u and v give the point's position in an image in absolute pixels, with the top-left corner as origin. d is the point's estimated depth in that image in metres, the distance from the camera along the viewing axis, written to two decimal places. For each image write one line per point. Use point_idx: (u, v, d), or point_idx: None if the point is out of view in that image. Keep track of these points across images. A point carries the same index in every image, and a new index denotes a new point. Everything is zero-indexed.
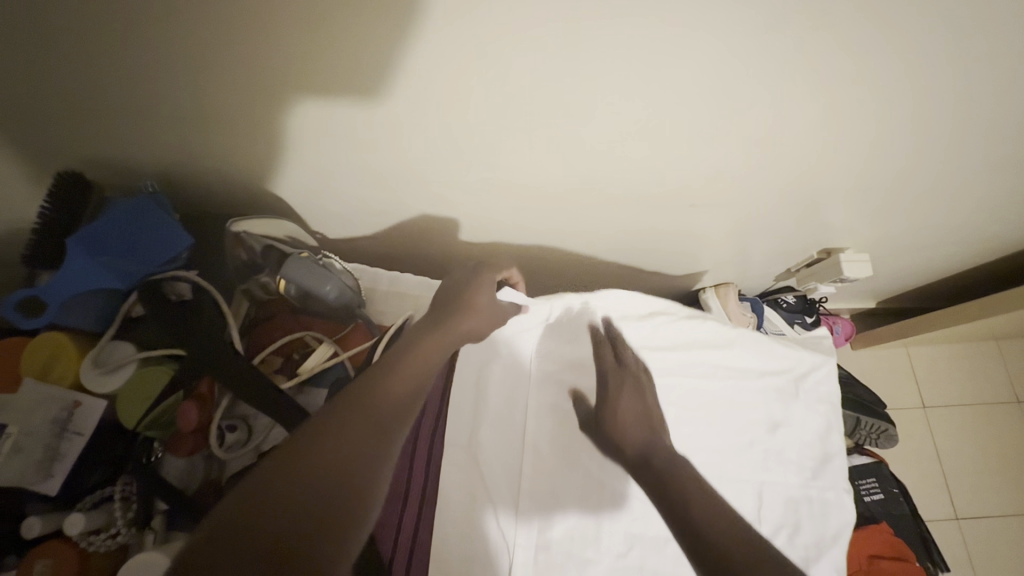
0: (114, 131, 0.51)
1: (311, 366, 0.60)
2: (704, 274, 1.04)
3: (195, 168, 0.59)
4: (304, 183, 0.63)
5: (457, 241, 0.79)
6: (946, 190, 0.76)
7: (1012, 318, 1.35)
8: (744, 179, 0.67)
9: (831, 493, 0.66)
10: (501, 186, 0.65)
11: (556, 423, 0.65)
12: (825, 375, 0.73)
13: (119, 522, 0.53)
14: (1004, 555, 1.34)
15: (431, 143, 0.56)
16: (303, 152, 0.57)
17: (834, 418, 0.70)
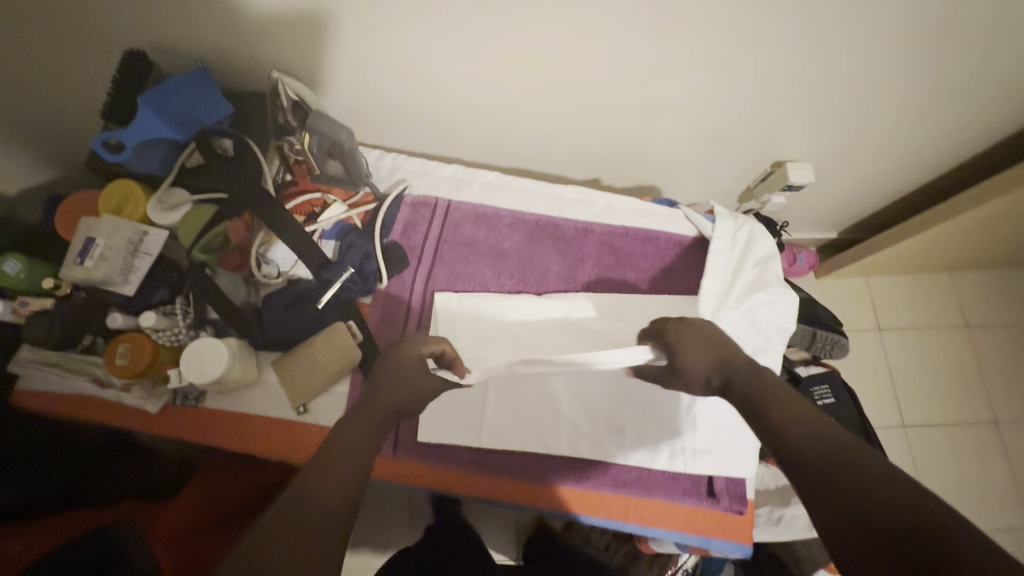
0: (171, 16, 0.66)
1: (328, 218, 0.75)
2: (672, 186, 1.18)
3: (234, 51, 0.73)
4: (323, 64, 0.77)
5: (451, 134, 0.94)
6: (864, 89, 0.89)
7: (960, 247, 1.47)
8: (687, 69, 0.81)
9: (755, 324, 0.73)
10: (483, 70, 0.80)
11: (520, 272, 0.78)
12: (744, 234, 0.79)
13: (180, 323, 0.68)
14: (946, 459, 1.48)
15: (422, 20, 0.70)
16: (322, 32, 0.71)
17: (753, 263, 0.76)
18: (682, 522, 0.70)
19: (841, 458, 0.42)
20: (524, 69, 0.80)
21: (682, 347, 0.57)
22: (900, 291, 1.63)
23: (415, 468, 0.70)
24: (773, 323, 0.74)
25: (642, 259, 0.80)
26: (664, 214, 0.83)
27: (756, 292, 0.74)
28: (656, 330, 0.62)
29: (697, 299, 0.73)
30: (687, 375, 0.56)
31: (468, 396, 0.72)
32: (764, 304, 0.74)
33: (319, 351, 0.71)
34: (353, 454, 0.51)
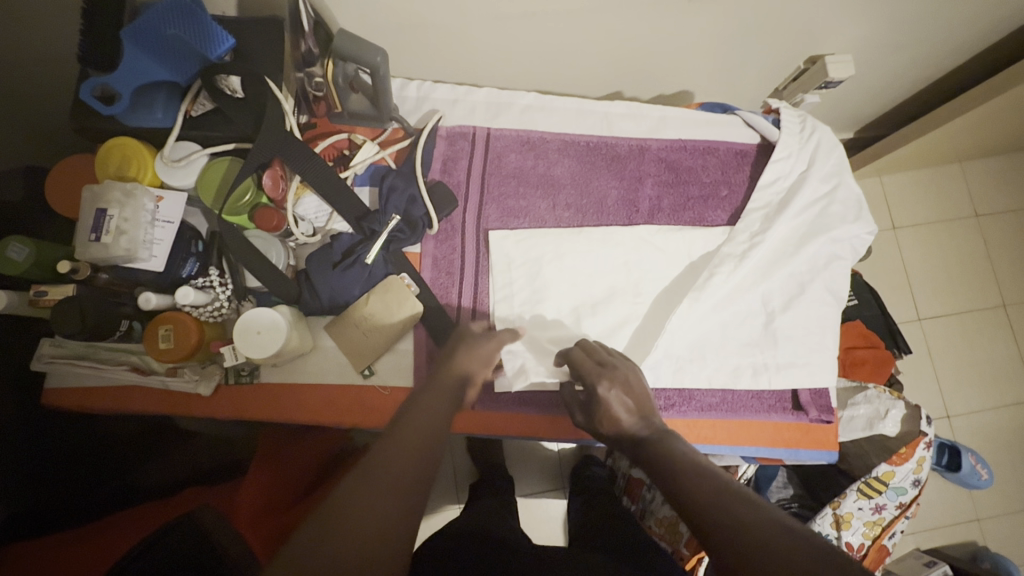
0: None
1: (361, 161, 0.67)
2: (702, 92, 1.10)
3: None
4: None
5: (473, 47, 0.83)
6: None
7: (977, 138, 1.44)
8: None
9: (822, 252, 0.71)
10: None
11: (576, 203, 0.72)
12: (803, 158, 0.73)
13: (221, 296, 0.61)
14: (958, 345, 1.55)
15: None
16: None
17: (817, 189, 0.72)
18: (770, 438, 0.70)
19: (741, 513, 0.44)
20: None
21: (612, 405, 0.57)
22: (914, 186, 1.62)
23: (502, 419, 0.68)
24: (838, 247, 0.72)
25: (703, 172, 0.74)
26: (720, 122, 0.77)
27: (821, 220, 0.71)
28: (584, 367, 0.60)
29: (759, 239, 0.70)
30: (617, 427, 0.56)
31: (546, 337, 0.68)
32: (829, 230, 0.71)
33: (378, 309, 0.65)
34: (414, 443, 0.49)
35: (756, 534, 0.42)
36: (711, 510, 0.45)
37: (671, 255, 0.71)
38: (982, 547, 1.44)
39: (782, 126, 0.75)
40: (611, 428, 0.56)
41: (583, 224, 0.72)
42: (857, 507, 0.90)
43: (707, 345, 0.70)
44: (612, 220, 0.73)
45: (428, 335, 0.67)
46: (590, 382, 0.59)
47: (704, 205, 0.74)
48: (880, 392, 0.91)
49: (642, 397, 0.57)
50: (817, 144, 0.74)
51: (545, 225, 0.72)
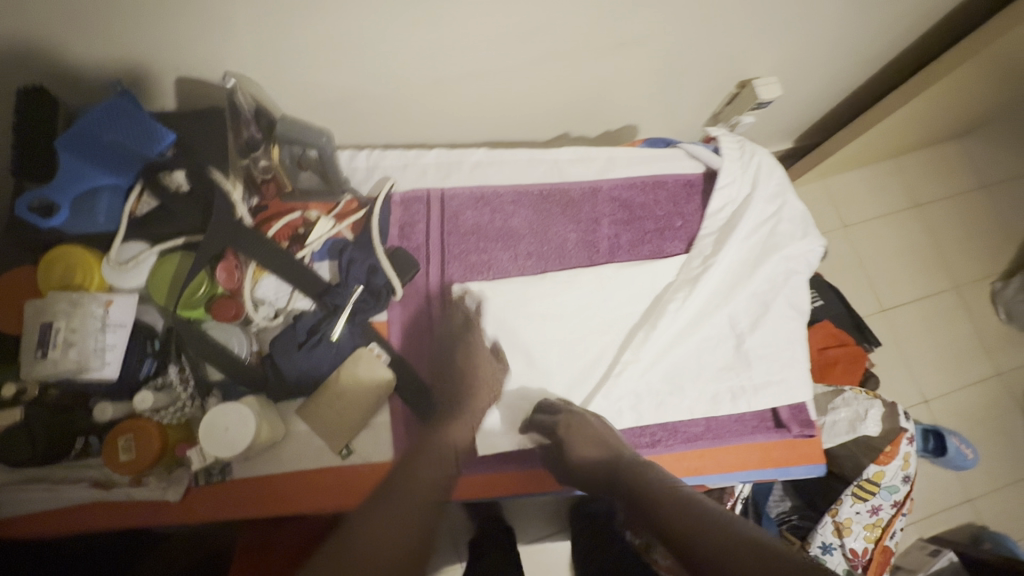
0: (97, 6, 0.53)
1: (316, 238, 0.66)
2: (646, 125, 1.16)
3: (154, 67, 0.62)
4: (260, 67, 0.67)
5: (421, 113, 0.86)
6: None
7: (901, 137, 1.55)
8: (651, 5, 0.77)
9: (777, 271, 0.74)
10: (445, 44, 0.72)
11: (537, 251, 0.73)
12: (746, 183, 0.76)
13: (183, 396, 0.59)
14: (918, 329, 1.63)
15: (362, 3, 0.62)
16: (247, 31, 0.61)
17: (764, 211, 0.75)
18: (759, 459, 0.70)
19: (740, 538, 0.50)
20: (486, 35, 0.73)
21: (578, 449, 0.62)
22: (853, 186, 1.72)
23: (488, 482, 0.66)
24: (792, 264, 0.74)
25: (655, 205, 0.76)
26: (666, 156, 0.79)
27: (771, 241, 0.74)
28: (544, 421, 0.65)
29: (715, 266, 0.72)
30: (587, 472, 0.61)
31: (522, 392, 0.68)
32: (780, 250, 0.73)
33: (350, 385, 0.64)
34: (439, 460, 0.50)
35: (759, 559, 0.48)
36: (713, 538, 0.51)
37: (636, 291, 0.72)
38: (980, 526, 1.47)
39: (722, 154, 0.78)
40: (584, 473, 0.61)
41: (546, 271, 0.73)
42: (855, 511, 0.91)
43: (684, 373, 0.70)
44: (573, 264, 0.73)
45: (406, 405, 0.66)
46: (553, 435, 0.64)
47: (661, 237, 0.76)
48: (857, 393, 0.93)
49: (604, 435, 0.63)
50: (758, 169, 0.77)
51: (510, 276, 0.72)
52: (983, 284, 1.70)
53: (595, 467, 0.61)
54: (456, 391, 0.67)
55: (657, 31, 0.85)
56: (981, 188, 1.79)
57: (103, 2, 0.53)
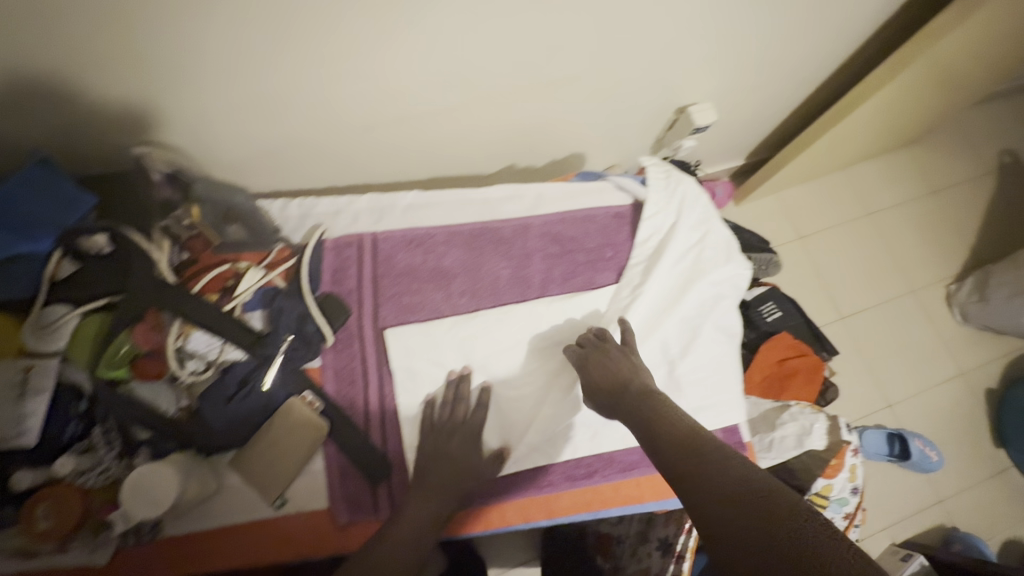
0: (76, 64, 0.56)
1: (245, 289, 0.67)
2: (593, 154, 1.20)
3: (92, 133, 0.64)
4: (195, 128, 0.69)
5: (364, 158, 0.89)
6: (731, 30, 0.95)
7: (846, 150, 1.61)
8: (573, 47, 0.82)
9: (706, 297, 0.76)
10: (375, 96, 0.76)
11: (470, 289, 0.75)
12: (673, 211, 0.79)
13: (107, 457, 0.58)
14: (878, 334, 1.67)
15: (289, 64, 0.65)
16: (183, 97, 0.64)
17: (691, 238, 0.78)
18: None
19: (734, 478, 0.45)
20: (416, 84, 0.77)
21: (597, 370, 0.64)
22: (807, 197, 1.78)
23: None
24: (721, 288, 0.76)
25: (585, 239, 0.78)
26: (593, 191, 0.82)
27: (698, 267, 0.76)
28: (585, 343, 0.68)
29: (644, 296, 0.74)
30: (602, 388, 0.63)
31: None
32: (707, 275, 0.76)
33: (281, 435, 0.65)
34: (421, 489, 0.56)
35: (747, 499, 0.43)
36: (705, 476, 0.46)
37: (568, 324, 0.74)
38: (950, 527, 1.49)
39: (648, 186, 0.81)
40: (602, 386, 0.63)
41: (479, 308, 0.74)
42: None
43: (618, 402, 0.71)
44: (506, 300, 0.75)
45: (339, 451, 0.66)
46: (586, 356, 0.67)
47: (593, 268, 0.77)
48: (802, 408, 0.96)
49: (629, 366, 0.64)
50: (684, 198, 0.80)
51: (443, 316, 0.73)
52: (938, 286, 1.75)
53: (608, 388, 0.62)
54: (391, 433, 0.68)
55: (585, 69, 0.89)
56: (931, 194, 1.86)
57: (43, 78, 0.56)
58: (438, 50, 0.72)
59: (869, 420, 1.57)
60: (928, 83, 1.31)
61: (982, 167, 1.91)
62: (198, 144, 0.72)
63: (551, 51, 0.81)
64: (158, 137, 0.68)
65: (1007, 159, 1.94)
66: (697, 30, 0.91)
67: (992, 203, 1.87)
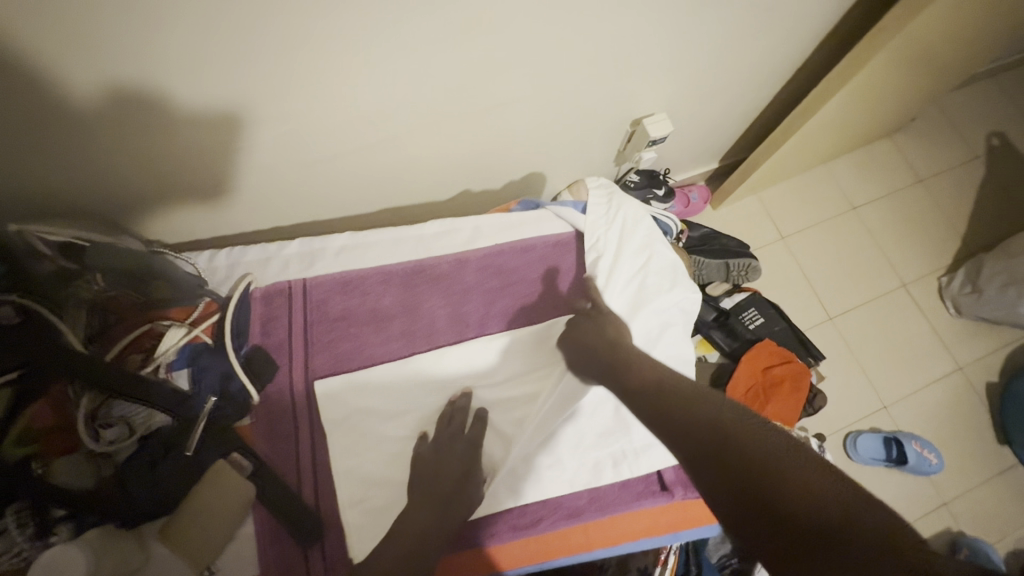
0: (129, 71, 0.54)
1: (167, 349, 0.65)
2: (553, 172, 1.17)
3: (29, 193, 0.64)
4: (135, 185, 0.69)
5: (304, 198, 0.87)
6: (677, 40, 0.92)
7: (824, 146, 1.57)
8: (508, 76, 0.79)
9: (655, 327, 0.72)
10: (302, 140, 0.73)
11: (406, 331, 0.72)
12: (614, 239, 0.77)
13: (20, 539, 0.55)
14: (871, 332, 1.62)
15: (220, 118, 0.64)
16: (122, 157, 0.64)
17: (634, 265, 0.75)
18: (646, 527, 0.68)
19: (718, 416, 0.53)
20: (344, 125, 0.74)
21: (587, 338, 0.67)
22: (789, 195, 1.73)
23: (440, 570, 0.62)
24: (668, 315, 0.73)
25: (524, 271, 0.76)
26: (531, 221, 0.80)
27: (644, 296, 0.73)
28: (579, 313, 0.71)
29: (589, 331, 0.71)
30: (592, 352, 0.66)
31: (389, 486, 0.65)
32: (652, 304, 0.72)
33: (212, 503, 0.60)
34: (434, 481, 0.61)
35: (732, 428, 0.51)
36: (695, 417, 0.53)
37: (508, 362, 0.71)
38: (958, 532, 1.42)
39: (589, 213, 0.79)
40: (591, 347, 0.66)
41: (415, 352, 0.71)
42: None
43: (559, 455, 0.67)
44: (444, 341, 0.72)
45: (270, 513, 0.63)
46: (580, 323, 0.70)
47: (536, 301, 0.75)
48: None
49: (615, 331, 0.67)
50: (625, 224, 0.78)
51: (377, 362, 0.70)
52: (932, 279, 1.69)
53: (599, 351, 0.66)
54: (324, 491, 0.65)
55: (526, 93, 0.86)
56: (919, 183, 1.80)
57: None
58: (358, 91, 0.69)
59: (865, 423, 1.51)
60: (899, 73, 1.26)
61: (970, 152, 1.85)
62: (135, 196, 0.71)
63: (484, 80, 0.78)
64: (85, 184, 0.66)
65: (996, 142, 1.88)
66: (640, 45, 0.88)
67: (983, 189, 1.80)
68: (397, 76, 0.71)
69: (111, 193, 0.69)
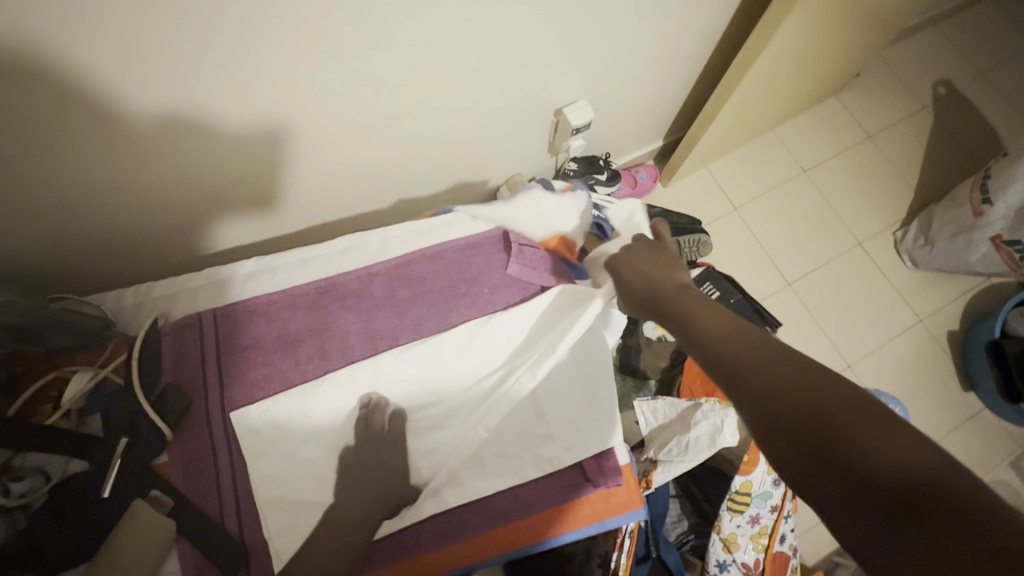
0: (178, 95, 0.61)
1: (75, 394, 0.65)
2: (484, 171, 1.16)
3: None
4: (40, 245, 0.70)
5: (223, 232, 0.86)
6: (581, 32, 0.91)
7: (765, 114, 1.56)
8: (403, 86, 0.78)
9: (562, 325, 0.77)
10: (196, 172, 0.73)
11: (321, 352, 0.72)
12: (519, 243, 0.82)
13: None
14: (830, 293, 1.62)
15: (104, 167, 0.65)
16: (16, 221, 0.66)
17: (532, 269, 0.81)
18: (573, 517, 0.70)
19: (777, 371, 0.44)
20: (238, 153, 0.73)
21: (636, 264, 0.65)
22: (738, 165, 1.73)
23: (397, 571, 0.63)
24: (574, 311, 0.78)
25: (433, 277, 0.79)
26: (437, 232, 0.84)
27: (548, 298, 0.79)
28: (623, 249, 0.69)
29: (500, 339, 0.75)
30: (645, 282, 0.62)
31: (311, 510, 0.65)
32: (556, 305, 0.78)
33: (125, 545, 0.59)
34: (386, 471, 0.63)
35: (798, 380, 0.42)
36: (755, 371, 0.44)
37: (423, 370, 0.72)
38: None
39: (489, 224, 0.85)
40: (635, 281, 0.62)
41: (330, 370, 0.72)
42: (736, 525, 0.90)
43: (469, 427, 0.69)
44: (358, 356, 0.73)
45: (194, 547, 0.63)
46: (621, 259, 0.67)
47: (446, 306, 0.77)
48: (712, 404, 0.92)
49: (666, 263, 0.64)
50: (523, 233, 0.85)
51: (292, 385, 0.71)
52: (886, 234, 1.70)
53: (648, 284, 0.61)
54: (247, 518, 0.65)
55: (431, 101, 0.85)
56: (868, 138, 1.80)
57: None
58: (250, 116, 0.69)
59: None
60: (825, 36, 1.25)
61: (917, 103, 1.85)
62: (49, 258, 0.73)
63: (378, 94, 0.77)
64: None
65: (943, 90, 1.87)
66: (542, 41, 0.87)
67: (933, 138, 1.80)
68: (287, 100, 0.69)
69: (21, 259, 0.71)
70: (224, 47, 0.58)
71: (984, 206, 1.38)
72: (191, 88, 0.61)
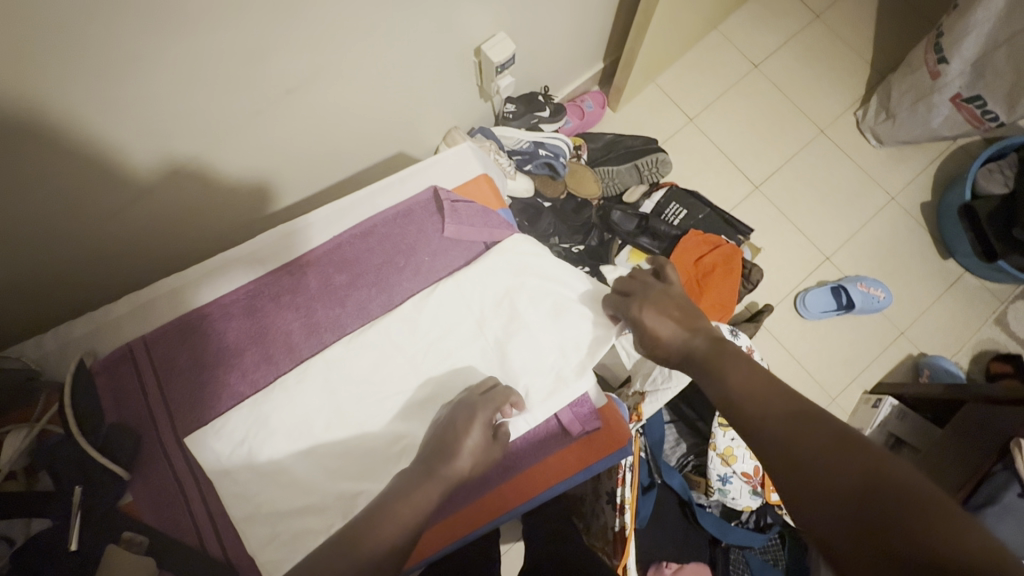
0: (68, 131, 0.57)
1: (11, 454, 0.59)
2: (416, 133, 1.08)
3: None
4: None
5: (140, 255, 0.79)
6: None
7: (705, 13, 1.46)
8: (292, 64, 0.70)
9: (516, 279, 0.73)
10: (83, 202, 0.65)
11: (267, 360, 0.68)
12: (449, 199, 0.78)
13: None
14: (799, 188, 1.58)
15: None
16: None
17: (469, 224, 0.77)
18: (559, 469, 0.69)
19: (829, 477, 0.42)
20: (123, 171, 0.66)
21: (650, 322, 0.62)
22: (687, 74, 1.64)
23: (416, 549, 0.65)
24: (525, 261, 0.74)
25: (369, 254, 0.74)
26: (362, 207, 0.79)
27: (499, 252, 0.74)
28: (621, 299, 0.68)
29: (450, 304, 0.71)
30: (664, 346, 0.61)
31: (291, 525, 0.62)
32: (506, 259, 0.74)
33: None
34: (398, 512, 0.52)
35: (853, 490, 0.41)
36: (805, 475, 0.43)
37: (375, 354, 0.68)
38: (919, 355, 1.46)
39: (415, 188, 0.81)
40: (653, 342, 0.62)
41: (280, 374, 0.68)
42: (730, 438, 0.92)
43: (455, 440, 0.58)
44: (307, 354, 0.69)
45: None
46: (629, 310, 0.66)
47: (388, 283, 0.73)
48: None
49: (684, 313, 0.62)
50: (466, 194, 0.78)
51: (244, 398, 0.67)
52: (846, 116, 1.64)
53: (670, 346, 0.60)
54: (229, 539, 0.63)
55: (331, 74, 0.76)
56: (816, 18, 1.71)
57: None
58: (128, 130, 0.61)
59: (812, 279, 1.51)
60: None
61: None
62: None
63: (265, 79, 0.69)
64: None
65: None
66: None
67: (883, 6, 1.72)
68: (158, 105, 0.61)
69: None
70: (63, 60, 0.50)
71: (941, 66, 1.31)
72: (30, 114, 0.53)
